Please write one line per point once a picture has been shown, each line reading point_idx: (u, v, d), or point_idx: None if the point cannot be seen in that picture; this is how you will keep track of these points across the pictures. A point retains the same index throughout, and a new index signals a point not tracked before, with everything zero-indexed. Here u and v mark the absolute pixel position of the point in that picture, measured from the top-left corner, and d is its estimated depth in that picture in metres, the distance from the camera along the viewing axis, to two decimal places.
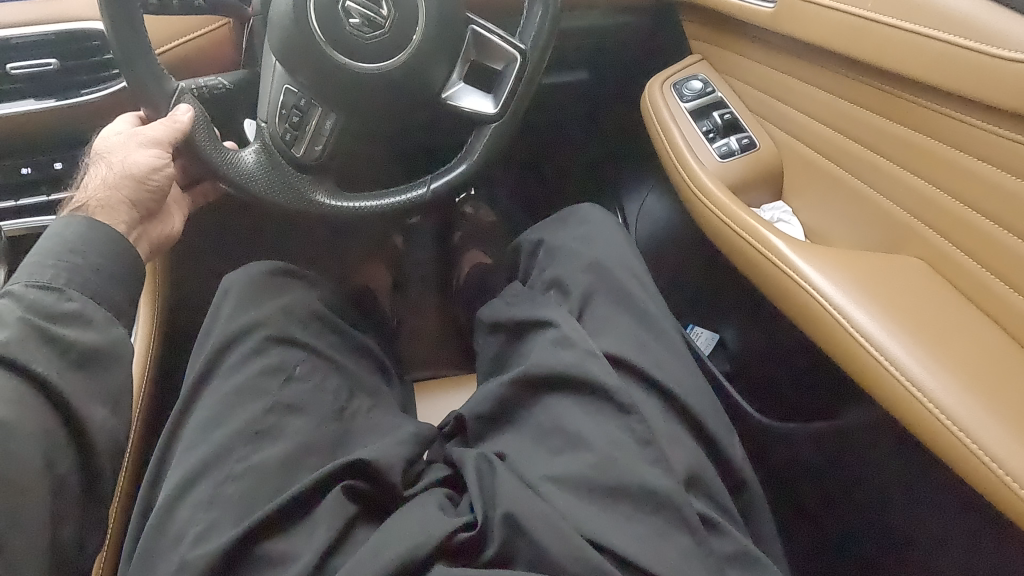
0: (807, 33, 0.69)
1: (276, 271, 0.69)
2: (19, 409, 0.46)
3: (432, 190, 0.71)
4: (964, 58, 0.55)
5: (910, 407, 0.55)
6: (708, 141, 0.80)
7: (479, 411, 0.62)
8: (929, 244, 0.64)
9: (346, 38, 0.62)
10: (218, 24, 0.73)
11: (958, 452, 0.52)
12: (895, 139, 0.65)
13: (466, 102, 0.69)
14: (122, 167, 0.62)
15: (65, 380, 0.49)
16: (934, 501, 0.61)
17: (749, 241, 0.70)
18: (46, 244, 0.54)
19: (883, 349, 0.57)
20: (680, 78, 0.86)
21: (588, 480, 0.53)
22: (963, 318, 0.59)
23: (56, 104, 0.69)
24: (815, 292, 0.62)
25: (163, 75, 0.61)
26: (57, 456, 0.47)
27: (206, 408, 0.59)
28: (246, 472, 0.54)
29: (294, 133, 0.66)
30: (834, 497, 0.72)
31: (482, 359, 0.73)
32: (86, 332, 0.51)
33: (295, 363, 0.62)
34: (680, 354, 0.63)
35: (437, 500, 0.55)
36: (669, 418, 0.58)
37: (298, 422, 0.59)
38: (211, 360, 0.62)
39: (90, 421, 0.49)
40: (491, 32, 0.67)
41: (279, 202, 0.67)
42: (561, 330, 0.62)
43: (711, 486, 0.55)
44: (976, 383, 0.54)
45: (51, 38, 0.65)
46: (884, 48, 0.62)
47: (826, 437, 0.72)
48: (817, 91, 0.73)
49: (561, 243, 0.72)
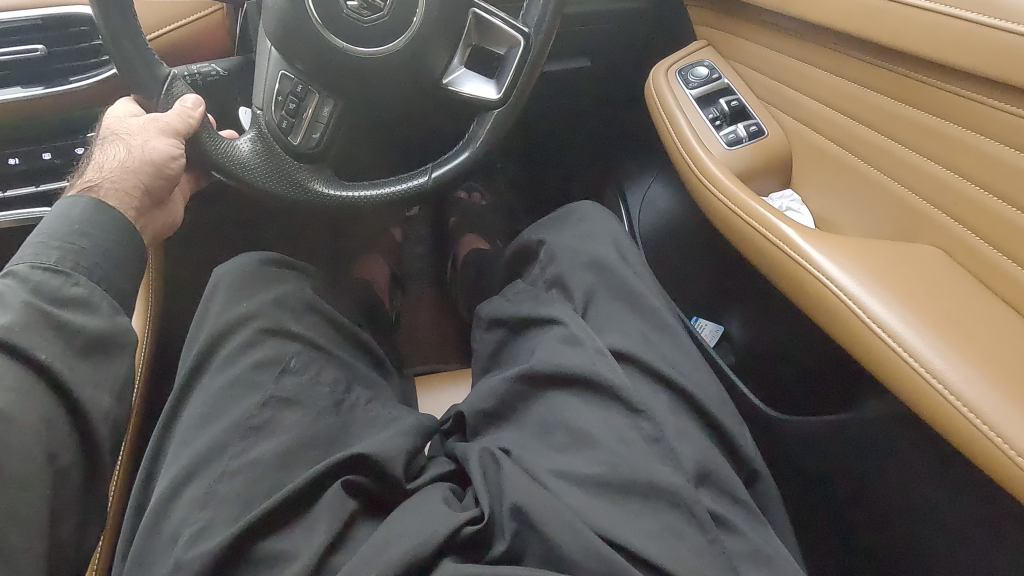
0: (819, 14, 0.67)
1: (269, 262, 0.67)
2: (20, 397, 0.43)
3: (434, 177, 0.69)
4: (985, 37, 0.53)
5: (930, 399, 0.53)
6: (715, 129, 0.78)
7: (480, 407, 0.61)
8: (945, 230, 0.62)
9: (344, 21, 0.60)
10: (214, 9, 0.72)
11: (981, 446, 0.50)
12: (909, 123, 0.63)
13: (468, 87, 0.67)
14: (141, 152, 0.59)
15: (70, 367, 0.47)
16: (952, 494, 0.59)
17: (758, 229, 0.68)
18: (51, 226, 0.51)
19: (901, 339, 0.55)
20: (685, 64, 0.84)
21: (595, 477, 0.51)
22: (981, 306, 0.57)
23: (43, 92, 0.67)
24: (829, 281, 0.60)
25: (153, 61, 0.59)
26: (57, 448, 0.45)
27: (199, 404, 0.57)
28: (242, 468, 0.52)
29: (292, 120, 0.64)
30: (843, 492, 0.70)
31: (479, 355, 0.71)
32: (90, 318, 0.49)
33: (290, 355, 0.60)
34: (686, 349, 0.62)
35: (441, 495, 0.53)
36: (677, 412, 0.56)
37: (294, 417, 0.57)
38: (204, 354, 0.59)
39: (95, 412, 0.47)
40: (492, 14, 0.65)
41: (279, 193, 0.65)
42: (568, 327, 0.60)
43: (724, 482, 0.53)
44: (997, 374, 0.52)
45: (38, 23, 0.63)
46: (902, 30, 0.60)
47: (836, 431, 0.70)
48: (828, 75, 0.71)
49: (562, 237, 0.70)
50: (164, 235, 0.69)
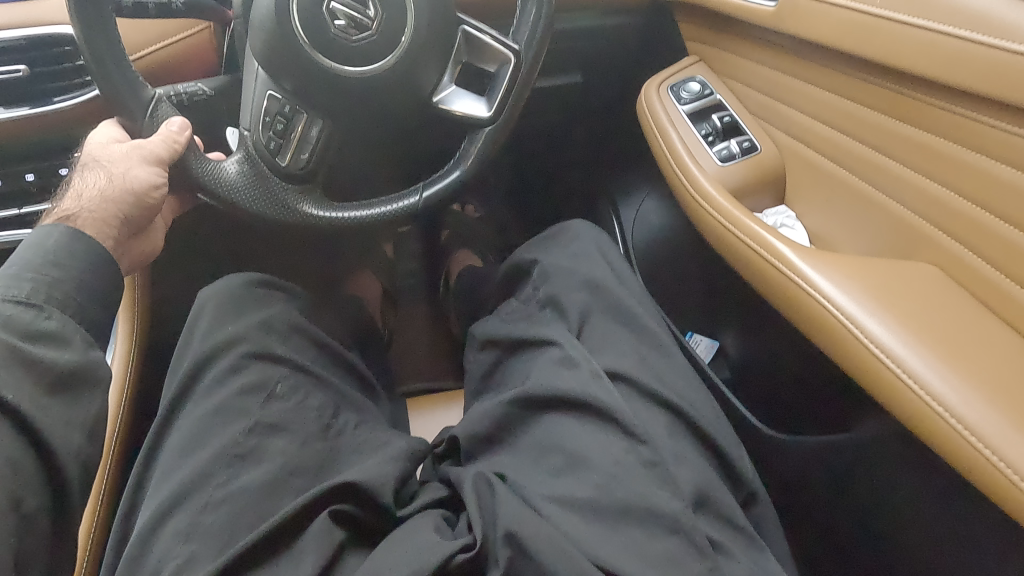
0: (811, 31, 0.67)
1: (254, 283, 0.66)
2: None
3: (425, 198, 0.67)
4: (980, 55, 0.53)
5: (931, 423, 0.52)
6: (708, 146, 0.78)
7: (473, 431, 0.59)
8: (943, 249, 0.61)
9: (332, 42, 0.59)
10: (200, 28, 0.70)
11: (987, 474, 0.49)
12: (902, 139, 0.63)
13: (459, 105, 0.67)
14: (123, 181, 0.58)
15: (40, 405, 0.45)
16: (954, 517, 0.58)
17: (751, 247, 0.67)
18: (23, 257, 0.50)
19: (899, 360, 0.54)
20: (678, 80, 0.84)
21: (591, 503, 0.50)
22: (981, 328, 0.56)
23: (29, 112, 0.66)
24: (824, 300, 0.59)
25: (137, 84, 0.58)
26: (24, 492, 0.43)
27: (183, 432, 0.55)
28: (224, 500, 0.51)
29: (279, 141, 0.62)
30: (841, 513, 0.69)
31: (472, 376, 0.70)
32: (62, 353, 0.47)
33: (277, 379, 0.59)
34: (682, 369, 0.61)
35: (433, 522, 0.52)
36: (674, 435, 0.55)
37: (281, 443, 0.55)
38: (187, 381, 0.58)
39: (67, 450, 0.46)
40: (482, 31, 0.65)
41: (266, 216, 0.63)
42: (564, 349, 0.60)
43: (721, 506, 0.51)
44: (999, 397, 0.51)
45: (22, 43, 0.62)
46: (893, 47, 0.59)
47: (833, 452, 0.69)
48: (821, 92, 0.70)
49: (560, 258, 0.69)
50: (143, 264, 0.68)
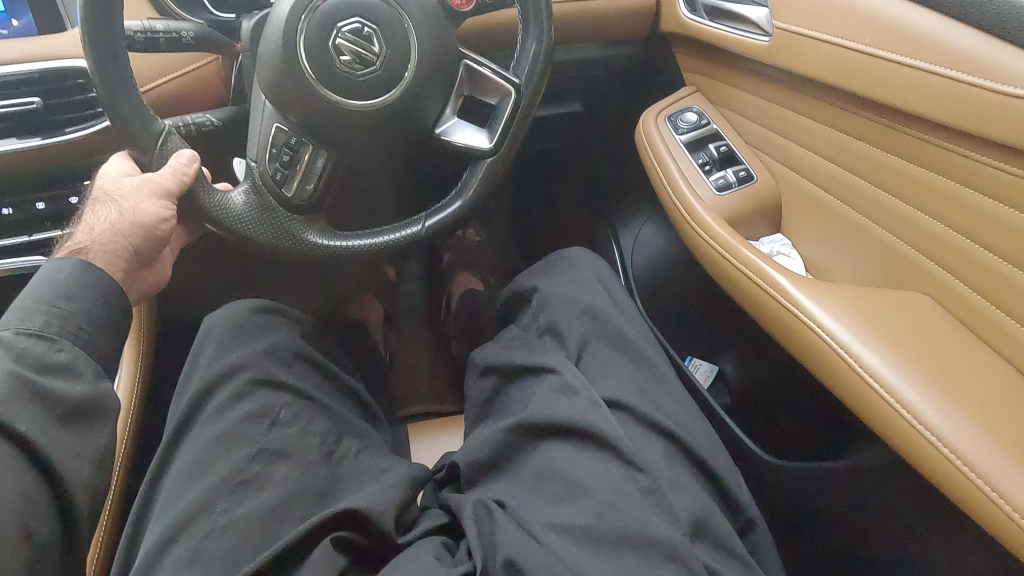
0: (805, 66, 0.69)
1: (257, 310, 0.67)
2: None
3: (427, 227, 0.68)
4: (966, 94, 0.54)
5: (926, 454, 0.52)
6: (705, 175, 0.79)
7: (474, 457, 0.60)
8: (936, 279, 0.62)
9: (336, 76, 0.61)
10: (208, 60, 0.72)
11: (981, 505, 0.50)
12: (892, 171, 0.64)
13: (459, 136, 0.68)
14: (133, 214, 0.59)
15: (50, 436, 0.46)
16: (952, 544, 0.58)
17: (748, 276, 0.68)
18: (36, 289, 0.51)
19: (893, 391, 0.55)
20: (675, 110, 0.85)
21: (590, 530, 0.51)
22: (973, 358, 0.57)
23: (40, 143, 0.67)
24: (820, 330, 0.60)
25: (148, 116, 0.60)
26: (35, 522, 0.44)
27: (188, 459, 0.56)
28: (228, 528, 0.52)
29: (285, 172, 0.64)
30: (840, 539, 0.69)
31: (473, 402, 0.70)
32: (72, 385, 0.48)
33: (280, 407, 0.60)
34: (679, 397, 0.62)
35: (434, 549, 0.53)
36: (671, 463, 0.56)
37: (284, 470, 0.56)
38: (192, 409, 0.59)
39: (76, 480, 0.46)
40: (482, 65, 0.67)
41: (270, 244, 0.65)
42: (563, 377, 0.61)
43: (718, 534, 0.52)
44: (992, 428, 0.52)
45: (35, 76, 0.64)
46: (885, 83, 0.61)
47: (830, 478, 0.69)
48: (813, 124, 0.72)
49: (559, 286, 0.70)
50: (151, 294, 0.69)
